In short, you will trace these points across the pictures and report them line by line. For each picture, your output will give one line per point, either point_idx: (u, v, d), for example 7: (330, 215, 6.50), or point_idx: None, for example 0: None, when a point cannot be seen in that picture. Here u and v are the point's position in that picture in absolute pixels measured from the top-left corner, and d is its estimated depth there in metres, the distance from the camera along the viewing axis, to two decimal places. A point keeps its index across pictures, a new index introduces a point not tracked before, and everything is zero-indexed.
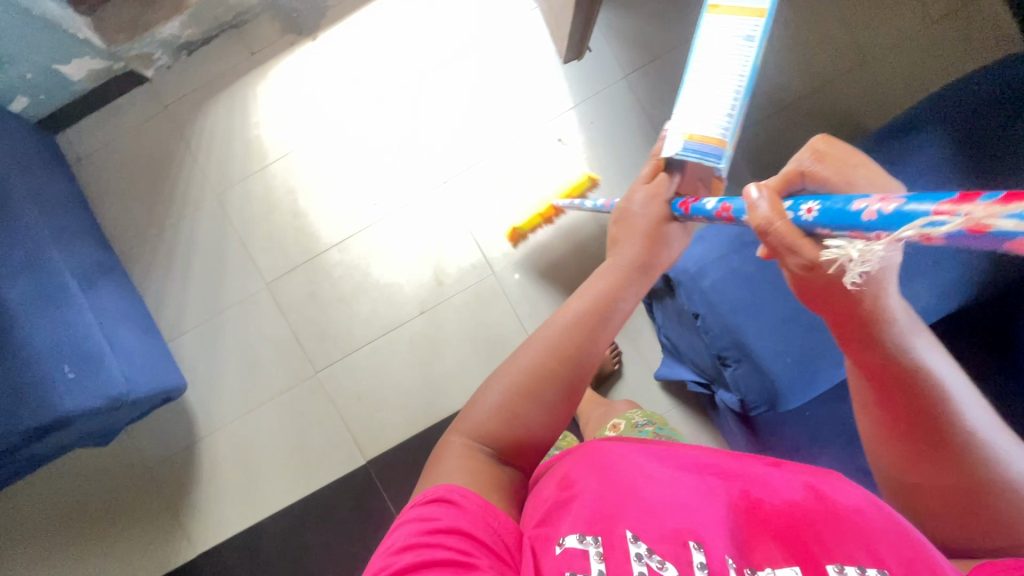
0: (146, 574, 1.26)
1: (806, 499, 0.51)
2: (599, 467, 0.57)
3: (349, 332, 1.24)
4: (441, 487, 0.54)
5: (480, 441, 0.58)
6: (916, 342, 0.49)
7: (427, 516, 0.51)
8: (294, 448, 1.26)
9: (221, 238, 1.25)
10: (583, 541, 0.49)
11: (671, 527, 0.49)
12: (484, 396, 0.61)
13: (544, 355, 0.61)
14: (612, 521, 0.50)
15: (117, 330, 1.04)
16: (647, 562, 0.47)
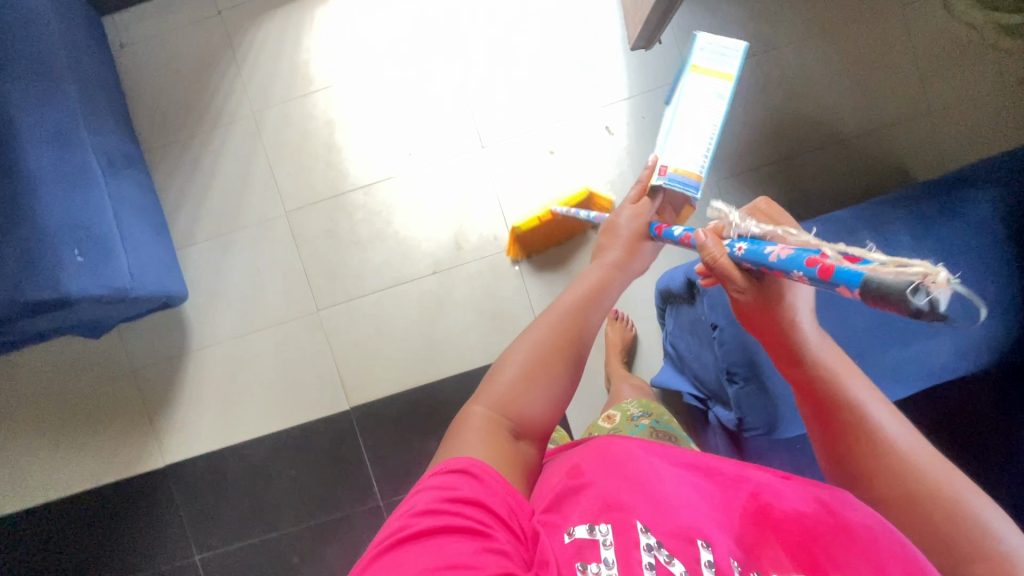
0: (116, 470, 1.28)
1: (814, 510, 0.51)
2: (607, 459, 0.58)
3: (359, 278, 1.23)
4: (464, 459, 0.52)
5: (501, 414, 0.58)
6: (832, 364, 0.61)
7: (447, 486, 0.49)
8: (281, 380, 1.25)
9: (249, 157, 1.23)
10: (593, 531, 0.50)
11: (681, 524, 0.50)
12: (497, 376, 0.62)
13: (555, 336, 0.66)
14: (620, 511, 0.51)
15: (128, 224, 1.02)
16: (655, 554, 0.47)
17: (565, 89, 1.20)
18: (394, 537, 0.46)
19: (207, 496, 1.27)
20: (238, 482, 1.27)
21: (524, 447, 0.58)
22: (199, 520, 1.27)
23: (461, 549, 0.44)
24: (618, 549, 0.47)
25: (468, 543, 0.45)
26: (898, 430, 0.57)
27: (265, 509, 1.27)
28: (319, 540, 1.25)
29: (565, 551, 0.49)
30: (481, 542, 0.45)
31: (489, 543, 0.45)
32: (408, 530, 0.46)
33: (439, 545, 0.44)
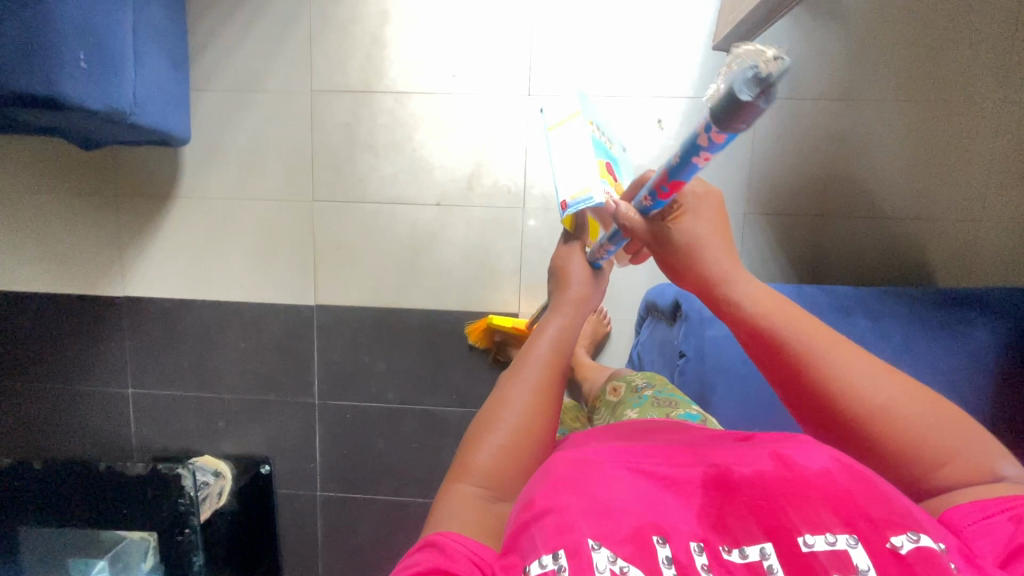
0: (73, 284, 1.28)
1: (772, 469, 0.41)
2: (547, 467, 0.44)
3: (362, 183, 1.19)
4: (437, 532, 0.43)
5: (484, 485, 0.48)
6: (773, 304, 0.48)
7: (412, 562, 0.41)
8: (256, 254, 1.24)
9: (291, 21, 1.15)
10: (546, 563, 0.36)
11: (629, 524, 0.37)
12: (476, 446, 0.50)
13: (538, 392, 0.54)
14: (565, 528, 0.37)
15: (147, 47, 0.96)
16: (611, 568, 0.35)
17: (631, 67, 1.13)
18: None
19: (155, 339, 1.29)
20: (188, 337, 1.28)
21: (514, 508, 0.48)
22: (142, 357, 1.30)
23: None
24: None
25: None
26: (842, 360, 0.44)
27: (206, 369, 1.29)
28: (251, 413, 1.30)
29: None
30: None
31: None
32: None
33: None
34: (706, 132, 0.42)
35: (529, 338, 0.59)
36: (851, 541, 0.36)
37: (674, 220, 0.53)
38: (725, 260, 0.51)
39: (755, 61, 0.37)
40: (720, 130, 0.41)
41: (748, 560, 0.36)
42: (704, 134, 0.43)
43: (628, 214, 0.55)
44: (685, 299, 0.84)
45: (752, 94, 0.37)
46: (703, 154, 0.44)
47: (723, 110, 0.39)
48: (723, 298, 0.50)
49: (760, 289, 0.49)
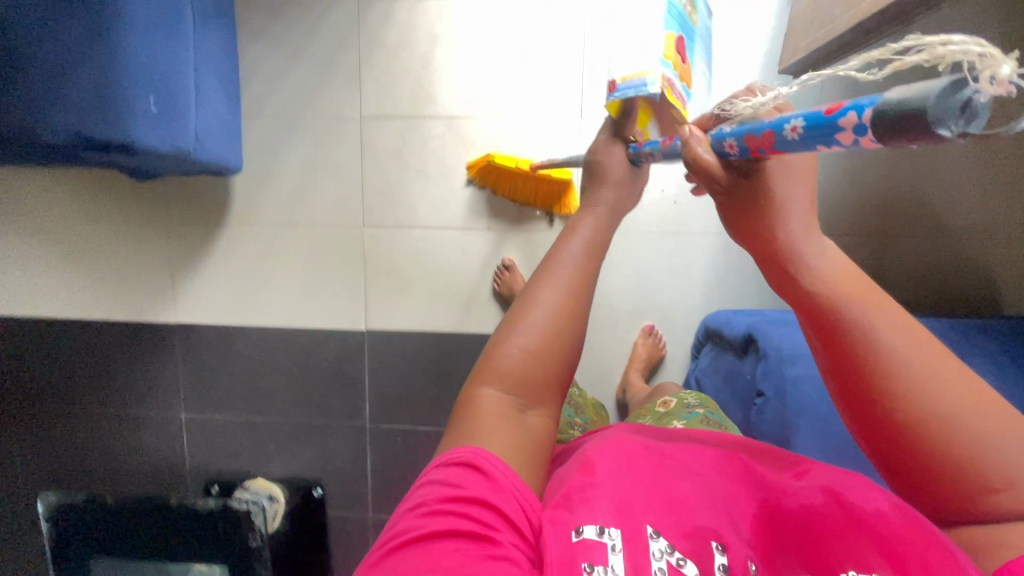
0: (127, 312, 1.30)
1: (820, 505, 0.44)
2: (620, 454, 0.48)
3: (412, 208, 1.19)
4: (470, 449, 0.41)
5: (510, 392, 0.44)
6: (845, 287, 0.40)
7: (451, 480, 0.39)
8: (307, 281, 1.24)
9: (341, 47, 1.14)
10: (601, 534, 0.39)
11: (694, 523, 0.41)
12: (501, 347, 0.45)
13: (571, 293, 0.47)
14: (631, 512, 0.41)
15: (206, 81, 0.97)
16: (667, 558, 0.38)
17: None
18: (390, 544, 0.37)
19: (207, 363, 1.30)
20: (239, 362, 1.29)
21: (541, 418, 0.46)
22: (195, 382, 1.31)
23: (464, 560, 0.35)
24: (627, 556, 0.38)
25: (470, 551, 0.35)
26: (914, 359, 0.38)
27: (258, 393, 1.30)
28: (302, 437, 1.30)
29: (567, 549, 0.38)
30: (485, 547, 0.36)
31: (495, 549, 0.36)
32: (410, 535, 0.37)
33: (439, 554, 0.35)
34: (857, 134, 0.34)
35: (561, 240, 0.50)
36: None
37: (759, 173, 0.46)
38: (796, 228, 0.44)
39: (973, 74, 0.27)
40: (873, 140, 0.33)
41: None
42: (850, 133, 0.35)
43: (695, 155, 0.47)
44: (762, 337, 0.83)
45: (950, 130, 0.28)
46: (833, 147, 0.37)
47: (899, 121, 0.30)
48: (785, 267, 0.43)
49: (835, 261, 0.42)
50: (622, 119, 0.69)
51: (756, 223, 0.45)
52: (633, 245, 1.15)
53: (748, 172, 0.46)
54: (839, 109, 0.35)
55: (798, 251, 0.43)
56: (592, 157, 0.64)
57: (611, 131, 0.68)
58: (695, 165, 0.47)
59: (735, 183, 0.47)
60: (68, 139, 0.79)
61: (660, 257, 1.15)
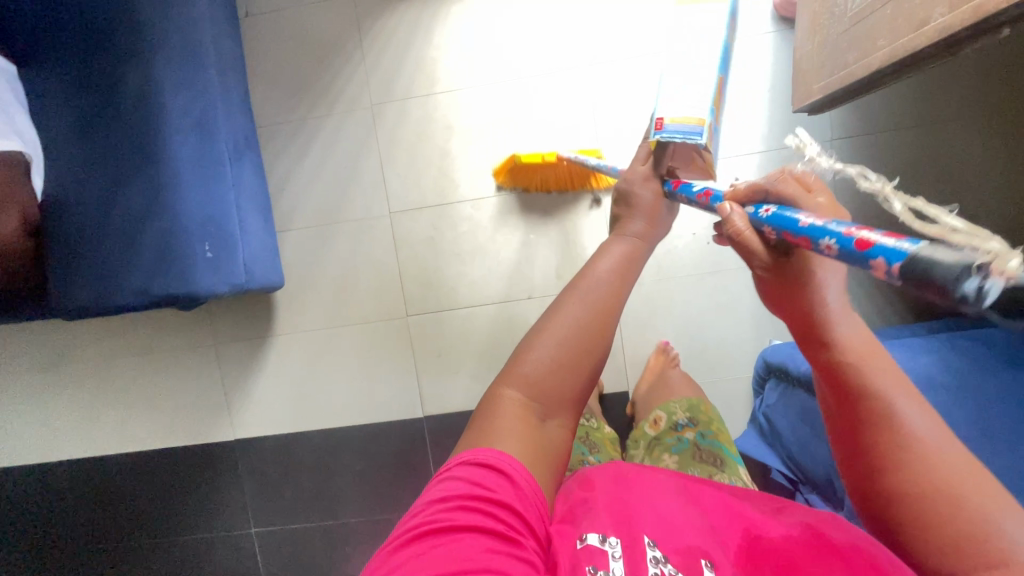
0: (189, 436, 1.31)
1: (800, 535, 0.51)
2: (619, 479, 0.58)
3: (452, 289, 1.21)
4: (493, 453, 0.48)
5: (531, 397, 0.52)
6: (865, 358, 0.44)
7: (479, 482, 0.46)
8: (360, 377, 1.25)
9: (361, 151, 1.19)
10: (604, 542, 0.48)
11: (684, 543, 0.50)
12: (531, 351, 0.54)
13: (595, 313, 0.55)
14: (628, 525, 0.51)
15: (248, 214, 1.00)
16: (661, 566, 0.47)
17: None
18: (417, 530, 0.44)
19: (272, 474, 1.30)
20: (304, 468, 1.29)
21: (553, 433, 0.53)
22: (262, 496, 1.30)
23: (487, 551, 0.42)
24: (626, 560, 0.47)
25: (492, 545, 0.42)
26: (925, 431, 0.41)
27: (327, 497, 1.29)
28: (375, 535, 1.28)
29: (575, 556, 0.47)
30: (505, 544, 0.43)
31: (514, 548, 0.43)
32: (438, 523, 0.44)
33: (466, 543, 0.42)
34: (886, 272, 0.34)
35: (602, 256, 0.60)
36: None
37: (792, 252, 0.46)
38: (830, 301, 0.46)
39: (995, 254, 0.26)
40: (900, 280, 0.32)
41: None
42: (880, 270, 0.34)
43: (738, 229, 0.48)
44: None
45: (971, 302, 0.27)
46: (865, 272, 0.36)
47: (924, 279, 0.30)
48: (815, 330, 0.46)
49: (862, 334, 0.45)
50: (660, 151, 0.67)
51: (789, 293, 0.47)
52: (674, 289, 1.17)
53: (786, 253, 0.46)
54: (871, 245, 0.35)
55: (826, 319, 0.45)
56: (628, 189, 0.67)
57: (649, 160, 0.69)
58: (735, 239, 0.48)
59: (775, 260, 0.47)
60: (141, 299, 0.83)
61: (701, 298, 1.16)
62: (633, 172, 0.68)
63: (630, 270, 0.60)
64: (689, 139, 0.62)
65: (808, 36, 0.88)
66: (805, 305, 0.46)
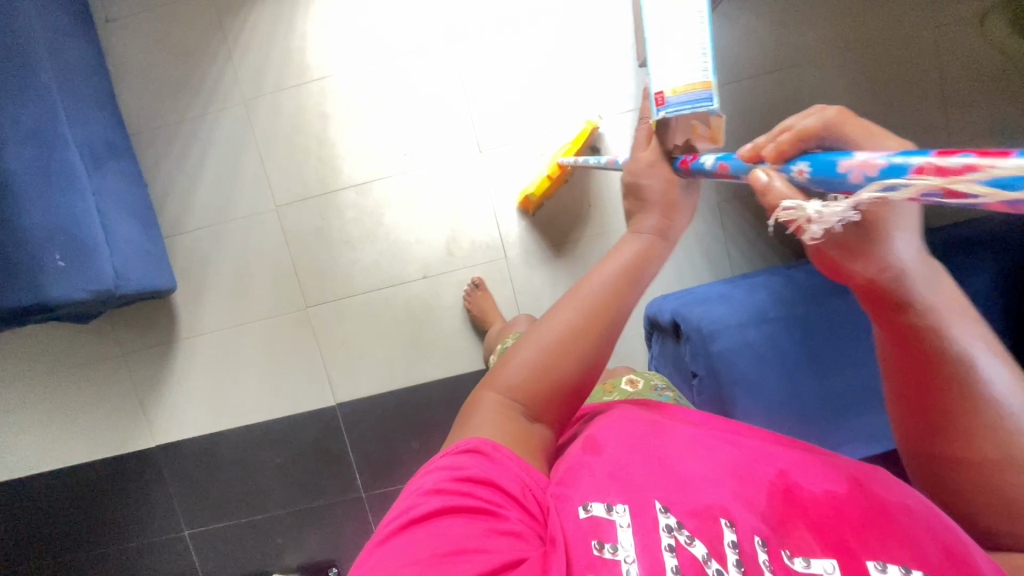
0: (107, 446, 1.32)
1: (846, 493, 0.47)
2: (628, 437, 0.53)
3: (349, 277, 1.22)
4: (476, 438, 0.48)
5: (513, 396, 0.51)
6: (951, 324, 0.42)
7: (457, 465, 0.46)
8: (269, 371, 1.27)
9: (240, 146, 1.19)
10: (611, 511, 0.45)
11: (702, 503, 0.46)
12: (515, 356, 0.53)
13: (591, 319, 0.52)
14: (637, 489, 0.47)
15: (114, 218, 1.00)
16: (675, 535, 0.44)
17: (568, 97, 1.16)
18: (404, 515, 0.43)
19: (196, 476, 1.31)
20: (227, 466, 1.31)
21: (542, 430, 0.52)
22: (189, 498, 1.32)
23: (470, 531, 0.41)
24: (636, 529, 0.44)
25: (477, 524, 0.42)
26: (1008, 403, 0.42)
27: (252, 492, 1.31)
28: (303, 523, 1.31)
29: (579, 527, 0.44)
30: (491, 522, 0.42)
31: (500, 522, 0.42)
32: (417, 510, 0.43)
33: (448, 522, 0.42)
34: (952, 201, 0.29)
35: (605, 257, 0.56)
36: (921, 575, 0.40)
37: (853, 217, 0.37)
38: (907, 263, 0.39)
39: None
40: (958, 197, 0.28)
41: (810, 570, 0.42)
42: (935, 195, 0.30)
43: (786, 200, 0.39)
44: (682, 320, 0.83)
45: None
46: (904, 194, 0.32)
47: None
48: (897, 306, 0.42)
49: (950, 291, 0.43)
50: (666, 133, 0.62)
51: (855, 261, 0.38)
52: (563, 255, 1.19)
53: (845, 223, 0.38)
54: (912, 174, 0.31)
55: (907, 285, 0.41)
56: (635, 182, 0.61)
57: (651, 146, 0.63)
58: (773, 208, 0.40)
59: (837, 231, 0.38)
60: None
61: (592, 262, 1.19)
62: (637, 162, 0.62)
63: (639, 270, 0.56)
64: (697, 107, 0.57)
65: None
66: (873, 268, 0.39)
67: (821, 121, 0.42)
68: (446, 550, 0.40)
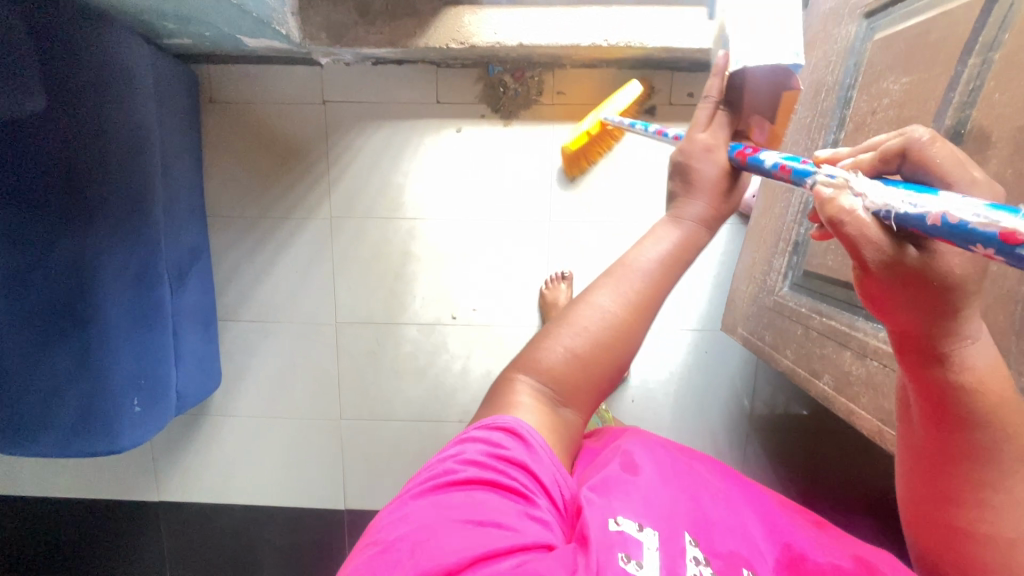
0: (111, 491, 1.33)
1: (853, 567, 0.49)
2: (664, 473, 0.55)
3: (390, 403, 1.24)
4: (511, 419, 0.45)
5: (546, 384, 0.47)
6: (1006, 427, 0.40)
7: (496, 441, 0.44)
8: (288, 461, 1.29)
9: (316, 257, 1.18)
10: (641, 531, 0.46)
11: (726, 548, 0.49)
12: (549, 341, 0.48)
13: (627, 316, 0.47)
14: (671, 522, 0.49)
15: (186, 334, 1.01)
16: (700, 569, 0.46)
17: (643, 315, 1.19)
18: (437, 485, 0.41)
19: (193, 538, 1.35)
20: (225, 537, 1.34)
21: (571, 416, 0.49)
22: (181, 555, 1.36)
23: (506, 510, 0.40)
24: (666, 553, 0.45)
25: (511, 505, 0.40)
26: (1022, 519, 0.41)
27: (245, 565, 1.35)
28: None
29: (606, 534, 0.43)
30: (523, 505, 0.41)
31: (532, 509, 0.41)
32: (450, 478, 0.41)
33: (483, 498, 0.40)
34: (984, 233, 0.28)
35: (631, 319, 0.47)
36: None
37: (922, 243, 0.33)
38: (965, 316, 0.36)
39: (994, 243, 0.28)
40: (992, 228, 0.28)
41: None
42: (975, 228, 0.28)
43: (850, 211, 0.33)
44: None
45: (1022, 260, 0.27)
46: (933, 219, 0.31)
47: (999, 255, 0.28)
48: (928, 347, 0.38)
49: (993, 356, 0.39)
50: (737, 98, 0.51)
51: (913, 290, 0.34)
52: None
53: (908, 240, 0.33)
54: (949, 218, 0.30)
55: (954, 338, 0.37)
56: (686, 162, 0.49)
57: (712, 126, 0.49)
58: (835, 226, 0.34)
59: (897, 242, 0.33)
60: (56, 451, 0.84)
61: None
62: (693, 143, 0.49)
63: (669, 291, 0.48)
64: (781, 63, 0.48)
65: (745, 282, 0.92)
66: (919, 314, 0.36)
67: (909, 138, 0.36)
68: (480, 523, 0.38)
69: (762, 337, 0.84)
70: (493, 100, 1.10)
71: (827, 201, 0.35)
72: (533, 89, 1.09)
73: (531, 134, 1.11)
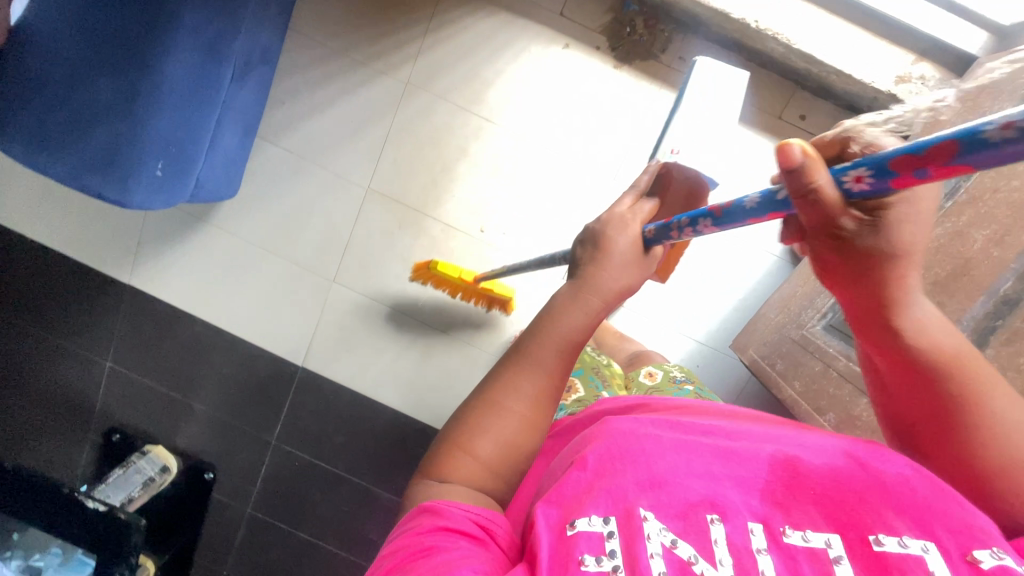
0: (86, 255, 1.30)
1: (846, 464, 0.44)
2: (614, 437, 0.46)
3: (385, 285, 1.23)
4: (427, 504, 0.44)
5: (480, 487, 0.46)
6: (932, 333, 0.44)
7: (415, 523, 0.43)
8: (266, 299, 1.28)
9: (375, 115, 1.14)
10: (597, 522, 0.40)
11: (683, 500, 0.41)
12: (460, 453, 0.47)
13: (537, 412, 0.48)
14: (624, 495, 0.41)
15: (226, 128, 0.96)
16: (662, 540, 0.39)
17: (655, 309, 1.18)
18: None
19: (147, 331, 1.33)
20: (178, 343, 1.33)
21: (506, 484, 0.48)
22: (129, 344, 1.35)
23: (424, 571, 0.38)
24: (623, 539, 0.39)
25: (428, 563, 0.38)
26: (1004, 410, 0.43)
27: (185, 377, 1.35)
28: (210, 428, 1.36)
29: (561, 548, 0.39)
30: (442, 555, 0.39)
31: (451, 552, 0.39)
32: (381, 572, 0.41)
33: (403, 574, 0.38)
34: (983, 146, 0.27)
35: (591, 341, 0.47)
36: (923, 545, 0.37)
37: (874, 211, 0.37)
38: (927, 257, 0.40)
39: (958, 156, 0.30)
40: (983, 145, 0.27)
41: (809, 544, 0.39)
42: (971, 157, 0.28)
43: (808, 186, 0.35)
44: None
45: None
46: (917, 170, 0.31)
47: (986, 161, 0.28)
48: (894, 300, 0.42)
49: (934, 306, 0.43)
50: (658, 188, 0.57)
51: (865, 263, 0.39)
52: None
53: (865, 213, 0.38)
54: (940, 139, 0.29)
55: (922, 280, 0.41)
56: (601, 233, 0.50)
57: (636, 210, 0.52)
58: (804, 195, 0.36)
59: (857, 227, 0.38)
60: (65, 178, 0.80)
61: None
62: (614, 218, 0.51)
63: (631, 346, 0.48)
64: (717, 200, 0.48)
65: (775, 310, 0.91)
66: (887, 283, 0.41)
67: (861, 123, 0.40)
68: None
69: (773, 364, 0.84)
70: (615, 37, 1.06)
71: (806, 168, 0.35)
72: (658, 43, 1.06)
73: (631, 86, 1.07)
